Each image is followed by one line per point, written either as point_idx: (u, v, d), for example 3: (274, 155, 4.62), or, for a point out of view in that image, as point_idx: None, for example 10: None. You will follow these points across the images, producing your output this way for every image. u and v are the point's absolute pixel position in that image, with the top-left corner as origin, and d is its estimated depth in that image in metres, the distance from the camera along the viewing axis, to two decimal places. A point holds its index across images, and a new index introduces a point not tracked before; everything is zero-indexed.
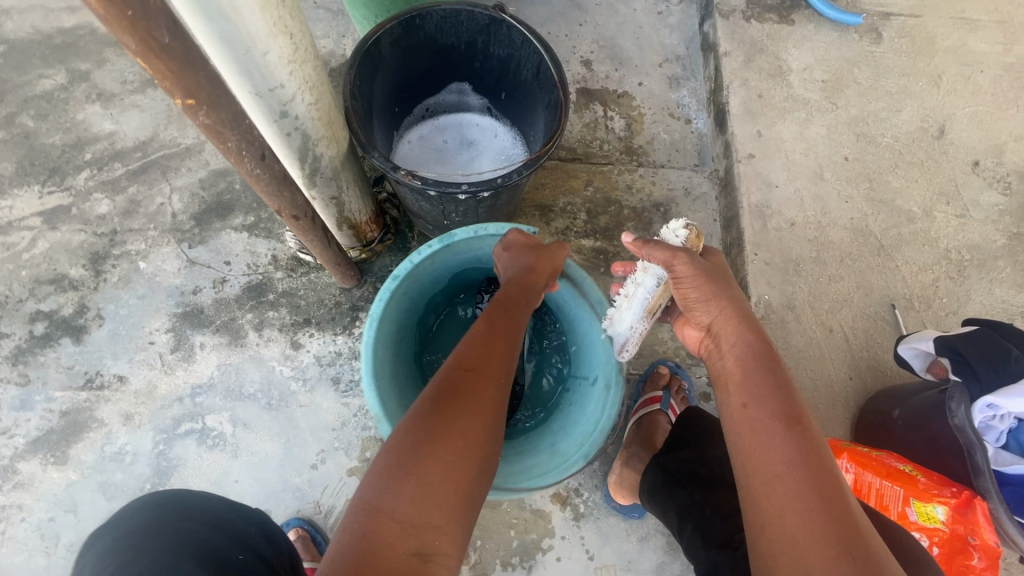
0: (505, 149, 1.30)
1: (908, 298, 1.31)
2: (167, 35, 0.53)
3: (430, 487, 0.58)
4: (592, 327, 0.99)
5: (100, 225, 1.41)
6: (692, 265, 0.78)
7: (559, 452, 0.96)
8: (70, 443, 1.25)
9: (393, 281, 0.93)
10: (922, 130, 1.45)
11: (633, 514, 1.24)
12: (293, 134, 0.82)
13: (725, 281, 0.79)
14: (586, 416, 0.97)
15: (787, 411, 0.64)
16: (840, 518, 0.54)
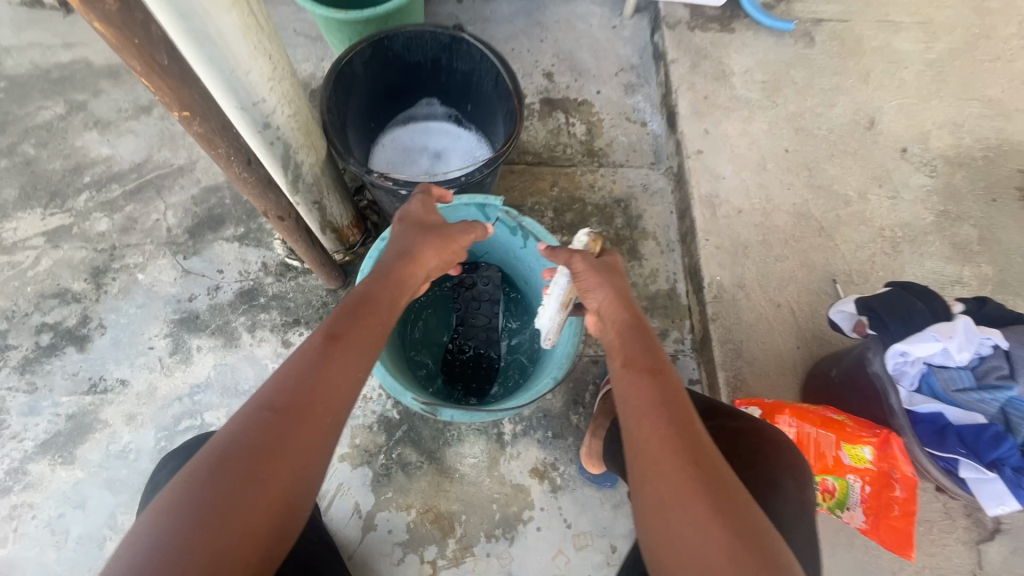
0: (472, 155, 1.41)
1: (848, 273, 1.43)
2: (167, 59, 0.65)
3: (237, 508, 0.57)
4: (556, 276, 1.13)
5: (100, 242, 1.51)
6: (587, 262, 0.92)
7: (533, 388, 1.06)
8: (77, 444, 1.34)
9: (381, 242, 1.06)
10: (854, 122, 1.60)
11: (606, 485, 1.33)
12: (276, 144, 0.94)
13: (614, 275, 0.93)
14: (556, 356, 1.09)
15: (655, 368, 0.78)
16: (697, 449, 0.68)
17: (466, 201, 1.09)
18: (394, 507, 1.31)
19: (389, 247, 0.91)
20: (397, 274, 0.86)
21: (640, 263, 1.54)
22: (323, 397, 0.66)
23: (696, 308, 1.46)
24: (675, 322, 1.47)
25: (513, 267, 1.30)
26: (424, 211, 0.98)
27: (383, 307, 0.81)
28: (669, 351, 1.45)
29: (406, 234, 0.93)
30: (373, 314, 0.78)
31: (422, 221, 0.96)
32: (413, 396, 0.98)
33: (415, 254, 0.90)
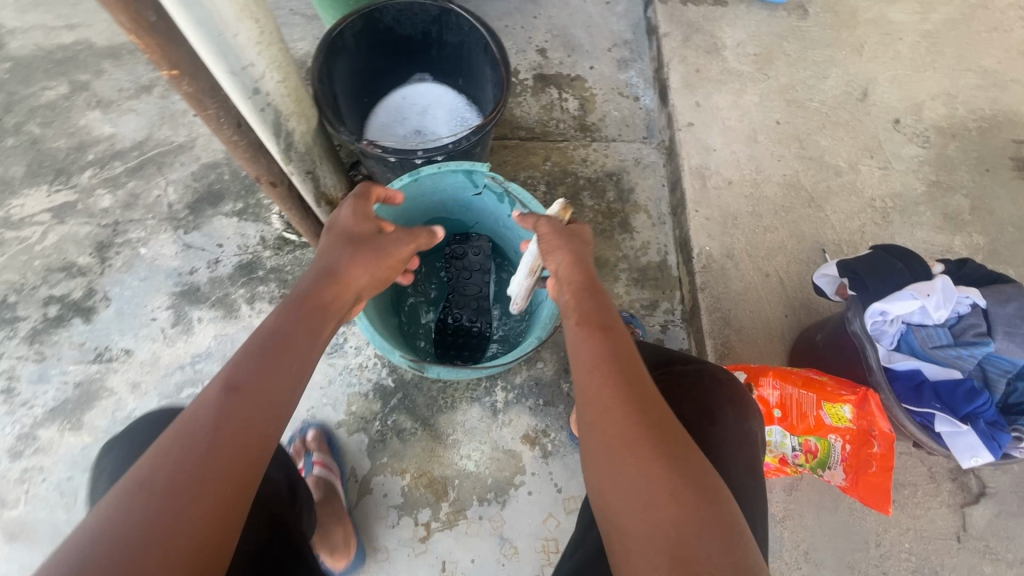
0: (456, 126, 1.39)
1: (838, 243, 1.44)
2: (155, 17, 0.68)
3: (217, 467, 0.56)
4: None
5: (104, 217, 1.56)
6: (552, 225, 0.94)
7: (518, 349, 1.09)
8: (84, 410, 1.39)
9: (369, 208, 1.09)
10: (846, 94, 1.59)
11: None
12: (267, 110, 0.97)
13: (574, 238, 0.94)
14: (541, 318, 1.12)
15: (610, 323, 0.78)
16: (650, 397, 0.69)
17: (453, 168, 1.10)
18: (389, 471, 1.35)
19: (315, 264, 0.82)
20: (320, 293, 0.77)
21: (631, 235, 1.56)
22: (283, 364, 0.66)
23: (686, 279, 1.48)
24: (666, 293, 1.49)
25: (503, 236, 1.32)
26: (357, 218, 0.90)
27: (305, 335, 0.71)
28: (659, 321, 1.47)
29: (335, 246, 0.84)
30: (288, 350, 0.67)
31: (354, 232, 0.87)
32: (401, 353, 1.00)
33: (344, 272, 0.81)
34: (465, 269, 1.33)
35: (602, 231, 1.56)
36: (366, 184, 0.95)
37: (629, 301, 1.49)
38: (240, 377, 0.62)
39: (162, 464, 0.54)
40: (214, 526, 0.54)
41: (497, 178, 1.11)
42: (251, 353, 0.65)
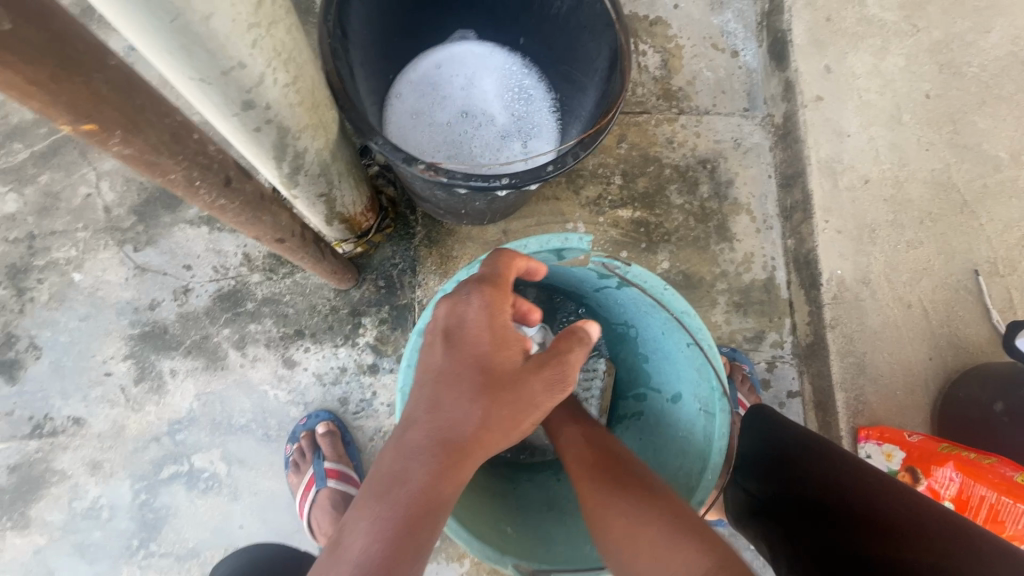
0: (509, 136, 1.00)
1: (994, 261, 1.14)
2: (9, 15, 0.29)
3: None
4: (668, 330, 0.80)
5: (12, 229, 1.10)
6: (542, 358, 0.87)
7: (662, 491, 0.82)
8: (28, 502, 1.04)
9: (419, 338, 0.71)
10: (1013, 56, 1.21)
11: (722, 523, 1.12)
12: (265, 130, 0.56)
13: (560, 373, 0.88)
14: (688, 439, 0.82)
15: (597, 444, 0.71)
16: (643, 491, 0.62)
17: (537, 247, 0.74)
18: (443, 557, 1.09)
19: (416, 425, 0.57)
20: (429, 490, 0.54)
21: (731, 246, 1.22)
22: (415, 522, 0.52)
23: (801, 305, 1.18)
24: (774, 322, 1.20)
25: (583, 292, 0.96)
26: (483, 337, 0.60)
27: (407, 560, 0.50)
28: (765, 357, 1.19)
29: (444, 395, 0.58)
30: (415, 515, 0.52)
31: (483, 365, 0.59)
32: (513, 562, 0.69)
33: (465, 441, 0.57)
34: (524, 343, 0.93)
35: (695, 240, 1.22)
36: (508, 258, 0.63)
37: (729, 333, 1.20)
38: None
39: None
40: None
41: (612, 264, 0.75)
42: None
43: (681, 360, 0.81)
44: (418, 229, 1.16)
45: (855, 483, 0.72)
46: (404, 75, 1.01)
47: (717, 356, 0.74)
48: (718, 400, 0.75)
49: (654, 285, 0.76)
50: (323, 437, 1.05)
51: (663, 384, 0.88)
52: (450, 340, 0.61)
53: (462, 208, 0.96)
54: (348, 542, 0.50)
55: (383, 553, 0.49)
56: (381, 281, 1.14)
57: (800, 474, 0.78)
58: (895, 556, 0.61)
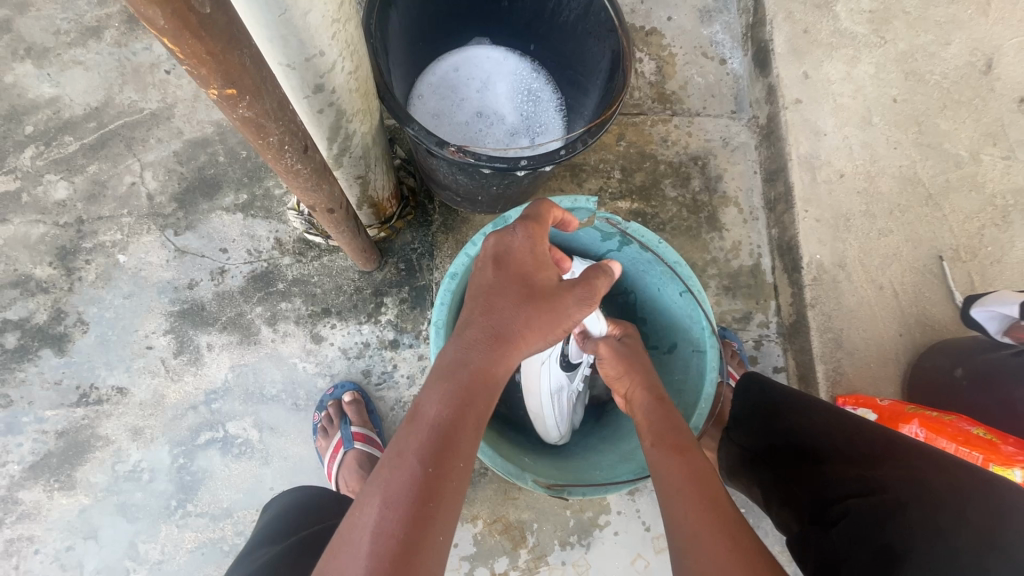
0: (520, 128, 1.12)
1: (956, 248, 1.27)
2: (209, 2, 0.37)
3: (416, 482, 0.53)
4: (666, 282, 0.92)
5: (62, 214, 1.20)
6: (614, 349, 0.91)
7: None
8: (74, 465, 1.12)
9: (452, 280, 0.84)
10: (971, 65, 1.35)
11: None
12: (326, 112, 0.67)
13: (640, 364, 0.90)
14: (685, 386, 0.92)
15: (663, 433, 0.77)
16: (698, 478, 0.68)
17: (550, 207, 0.86)
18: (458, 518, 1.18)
19: (471, 324, 0.66)
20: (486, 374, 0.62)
21: (721, 234, 1.34)
22: (476, 398, 0.60)
23: (784, 288, 1.30)
24: (760, 303, 1.31)
25: None
26: (526, 259, 0.71)
27: (469, 427, 0.58)
28: (753, 336, 1.30)
29: (495, 302, 0.67)
30: (474, 394, 0.61)
31: (524, 278, 0.70)
32: (534, 479, 0.80)
33: (513, 338, 0.66)
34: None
35: (687, 229, 1.33)
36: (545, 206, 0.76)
37: (719, 314, 1.31)
38: (404, 481, 0.52)
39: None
40: (412, 539, 0.50)
41: (614, 219, 0.87)
42: (415, 449, 0.55)
43: (676, 309, 0.93)
44: (436, 217, 1.27)
45: (834, 424, 0.83)
46: (424, 76, 1.12)
47: (707, 301, 0.85)
48: (708, 337, 0.86)
49: (653, 241, 0.88)
50: (348, 404, 1.14)
51: (662, 338, 1.01)
52: (496, 263, 0.71)
53: (479, 194, 1.07)
54: (421, 409, 0.58)
55: (449, 417, 0.58)
56: (402, 264, 1.24)
57: (788, 428, 0.89)
58: (870, 475, 0.73)
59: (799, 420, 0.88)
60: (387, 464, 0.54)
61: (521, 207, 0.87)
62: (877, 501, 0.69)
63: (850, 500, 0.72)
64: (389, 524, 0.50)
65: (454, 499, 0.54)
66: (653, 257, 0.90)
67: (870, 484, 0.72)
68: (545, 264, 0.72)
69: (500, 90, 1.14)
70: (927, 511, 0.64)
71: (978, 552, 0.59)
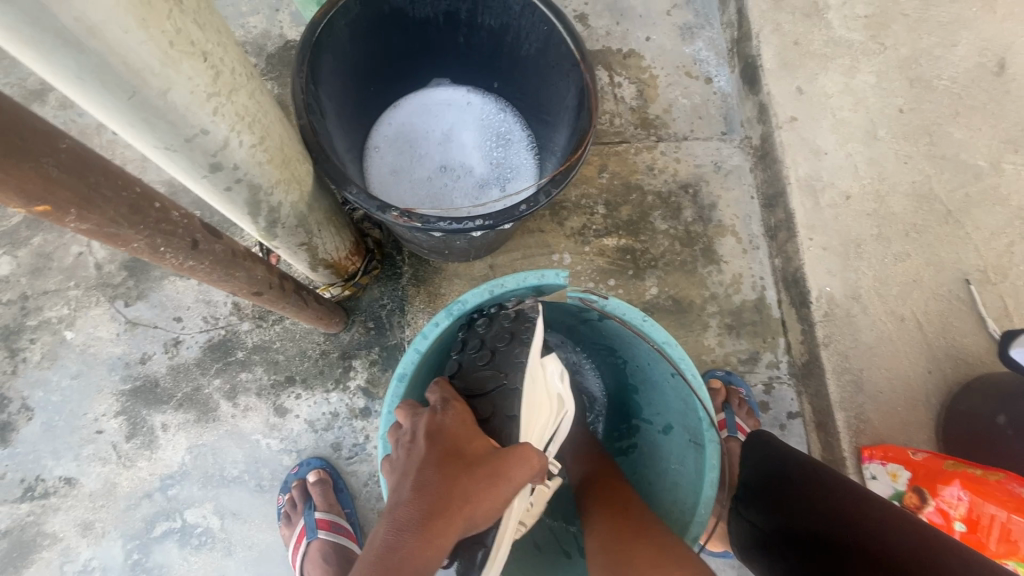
0: (487, 178, 1.02)
1: (983, 270, 1.14)
2: None
3: None
4: (653, 358, 0.80)
5: (5, 291, 1.12)
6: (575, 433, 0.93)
7: None
8: (20, 567, 1.03)
9: (399, 383, 0.72)
10: (981, 67, 1.23)
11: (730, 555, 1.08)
12: (235, 189, 0.58)
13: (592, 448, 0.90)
14: (678, 475, 0.80)
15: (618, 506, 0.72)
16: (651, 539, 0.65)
17: (514, 285, 0.75)
18: None
19: (403, 501, 0.55)
20: (416, 558, 0.51)
21: (719, 268, 1.22)
22: None
23: (794, 324, 1.17)
24: (768, 342, 1.19)
25: (573, 331, 0.96)
26: (462, 429, 0.62)
27: None
28: (762, 379, 1.17)
29: (423, 475, 0.57)
30: None
31: (463, 447, 0.61)
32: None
33: (450, 506, 0.55)
34: (492, 340, 0.75)
35: (682, 264, 1.22)
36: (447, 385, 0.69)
37: (723, 356, 1.19)
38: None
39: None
40: None
41: (589, 297, 0.76)
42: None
43: (669, 386, 0.81)
44: (406, 269, 1.17)
45: (854, 509, 0.70)
46: (380, 124, 1.04)
47: (703, 387, 0.72)
48: (706, 430, 0.73)
49: (638, 319, 0.75)
50: (313, 484, 1.03)
51: (655, 415, 0.87)
52: (430, 433, 0.61)
53: (444, 248, 0.96)
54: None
55: None
56: (371, 323, 1.14)
57: (806, 506, 0.76)
58: None
59: (815, 501, 0.75)
60: None
61: (478, 289, 0.74)
62: None
63: None
64: None
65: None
66: (637, 333, 0.77)
67: None
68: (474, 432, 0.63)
69: (465, 138, 1.04)
70: None
71: None
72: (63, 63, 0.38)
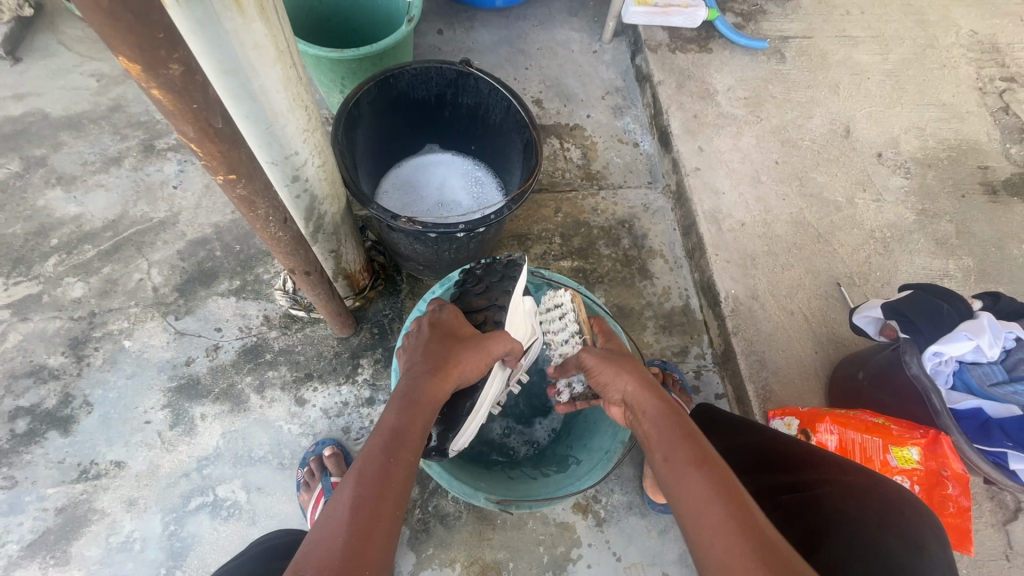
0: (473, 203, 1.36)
1: (850, 275, 1.49)
2: (221, 121, 0.60)
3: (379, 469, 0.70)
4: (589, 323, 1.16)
5: (76, 309, 1.38)
6: (593, 355, 0.95)
7: (594, 449, 1.05)
8: (70, 540, 1.19)
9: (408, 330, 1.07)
10: (832, 132, 1.68)
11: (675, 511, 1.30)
12: (302, 196, 0.90)
13: (633, 364, 0.90)
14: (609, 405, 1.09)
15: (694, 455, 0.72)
16: (726, 497, 0.66)
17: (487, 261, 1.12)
18: (436, 564, 1.25)
19: (416, 364, 0.88)
20: (426, 390, 0.84)
21: (652, 282, 1.55)
22: (421, 413, 0.80)
23: (712, 322, 1.49)
24: (694, 337, 1.49)
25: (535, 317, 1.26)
26: (456, 326, 0.98)
27: (417, 428, 0.79)
28: (692, 367, 1.46)
29: (433, 347, 0.91)
30: (420, 411, 0.81)
31: (451, 334, 0.96)
32: (485, 496, 0.94)
33: (450, 362, 0.88)
34: (488, 277, 1.10)
35: (623, 279, 1.55)
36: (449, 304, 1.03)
37: (659, 349, 1.48)
38: (371, 468, 0.70)
39: (310, 557, 0.61)
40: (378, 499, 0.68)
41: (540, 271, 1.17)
42: (380, 450, 0.73)
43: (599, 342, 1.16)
44: (404, 287, 1.47)
45: (769, 441, 0.99)
46: (387, 176, 1.38)
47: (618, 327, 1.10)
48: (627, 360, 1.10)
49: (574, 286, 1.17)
50: (328, 457, 1.24)
51: None
52: (433, 325, 0.97)
53: (435, 260, 1.27)
54: (383, 420, 0.78)
55: (400, 420, 0.78)
56: (376, 328, 1.42)
57: (730, 445, 1.05)
58: (799, 478, 0.87)
59: (739, 441, 1.03)
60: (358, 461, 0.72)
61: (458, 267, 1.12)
62: (807, 495, 0.82)
63: (785, 496, 0.85)
64: (362, 497, 0.67)
65: (408, 480, 0.73)
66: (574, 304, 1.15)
67: (802, 484, 0.86)
68: (463, 329, 0.98)
69: (452, 179, 1.40)
70: (842, 500, 0.77)
71: (879, 530, 0.70)
72: (247, 106, 0.70)
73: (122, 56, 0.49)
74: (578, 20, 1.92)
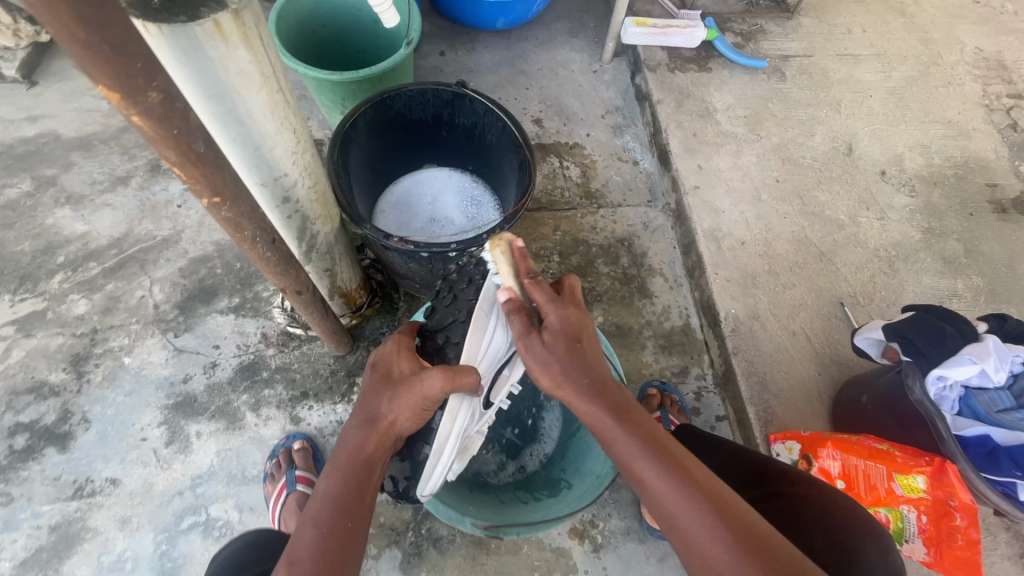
0: (466, 222, 1.35)
1: (853, 295, 1.46)
2: (203, 145, 0.62)
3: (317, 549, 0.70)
4: None
5: (79, 326, 1.40)
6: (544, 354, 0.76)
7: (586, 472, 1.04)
8: (63, 558, 1.19)
9: None
10: (833, 150, 1.67)
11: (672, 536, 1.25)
12: (293, 217, 0.91)
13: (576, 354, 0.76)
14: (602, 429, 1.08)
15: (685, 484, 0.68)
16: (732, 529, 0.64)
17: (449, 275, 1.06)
18: None
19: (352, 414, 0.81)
20: (361, 448, 0.78)
21: (651, 301, 1.53)
22: (358, 476, 0.76)
23: (712, 342, 1.46)
24: (694, 358, 1.47)
25: None
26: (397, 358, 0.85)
27: (354, 494, 0.75)
28: (692, 388, 1.43)
29: (370, 393, 0.81)
30: (359, 473, 0.76)
31: (391, 369, 0.84)
32: (472, 521, 0.94)
33: (384, 413, 0.79)
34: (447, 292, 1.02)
35: (622, 298, 1.53)
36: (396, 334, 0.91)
37: (658, 370, 1.45)
38: (301, 548, 0.70)
39: None
40: None
41: None
42: (312, 527, 0.71)
43: None
44: (401, 306, 1.47)
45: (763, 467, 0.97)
46: (384, 195, 1.39)
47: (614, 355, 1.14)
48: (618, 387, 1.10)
49: None
50: (297, 451, 1.26)
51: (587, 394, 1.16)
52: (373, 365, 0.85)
53: (430, 280, 1.27)
54: (319, 487, 0.75)
55: (336, 489, 0.74)
56: (372, 346, 1.41)
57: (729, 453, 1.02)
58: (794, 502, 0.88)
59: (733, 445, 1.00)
60: (296, 540, 0.71)
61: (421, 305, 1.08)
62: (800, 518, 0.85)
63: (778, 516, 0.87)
64: None
65: (352, 550, 0.72)
66: None
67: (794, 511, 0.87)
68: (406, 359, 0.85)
69: (447, 198, 1.40)
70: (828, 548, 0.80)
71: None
72: (234, 130, 0.71)
73: (101, 85, 0.51)
74: (578, 40, 1.94)
